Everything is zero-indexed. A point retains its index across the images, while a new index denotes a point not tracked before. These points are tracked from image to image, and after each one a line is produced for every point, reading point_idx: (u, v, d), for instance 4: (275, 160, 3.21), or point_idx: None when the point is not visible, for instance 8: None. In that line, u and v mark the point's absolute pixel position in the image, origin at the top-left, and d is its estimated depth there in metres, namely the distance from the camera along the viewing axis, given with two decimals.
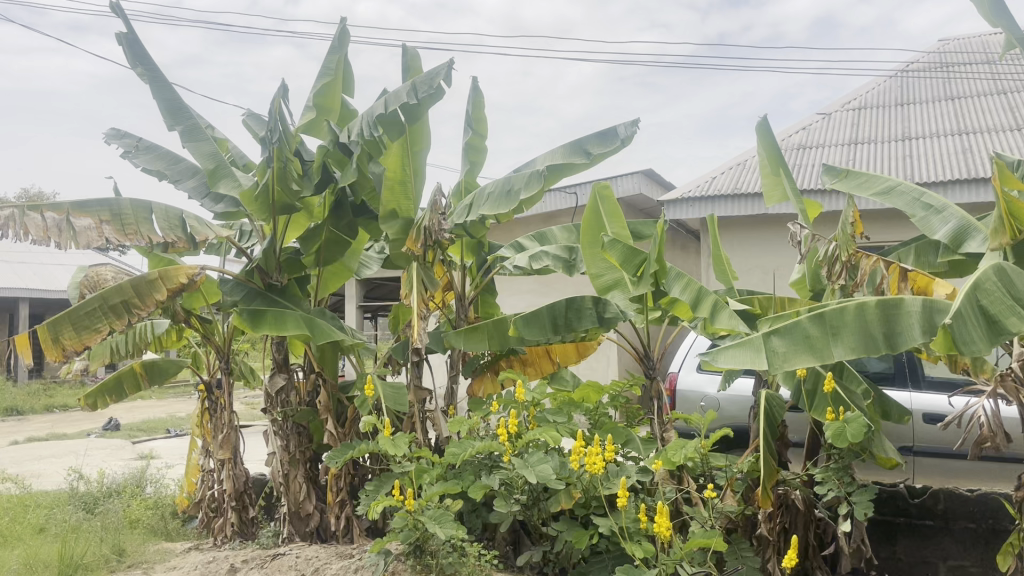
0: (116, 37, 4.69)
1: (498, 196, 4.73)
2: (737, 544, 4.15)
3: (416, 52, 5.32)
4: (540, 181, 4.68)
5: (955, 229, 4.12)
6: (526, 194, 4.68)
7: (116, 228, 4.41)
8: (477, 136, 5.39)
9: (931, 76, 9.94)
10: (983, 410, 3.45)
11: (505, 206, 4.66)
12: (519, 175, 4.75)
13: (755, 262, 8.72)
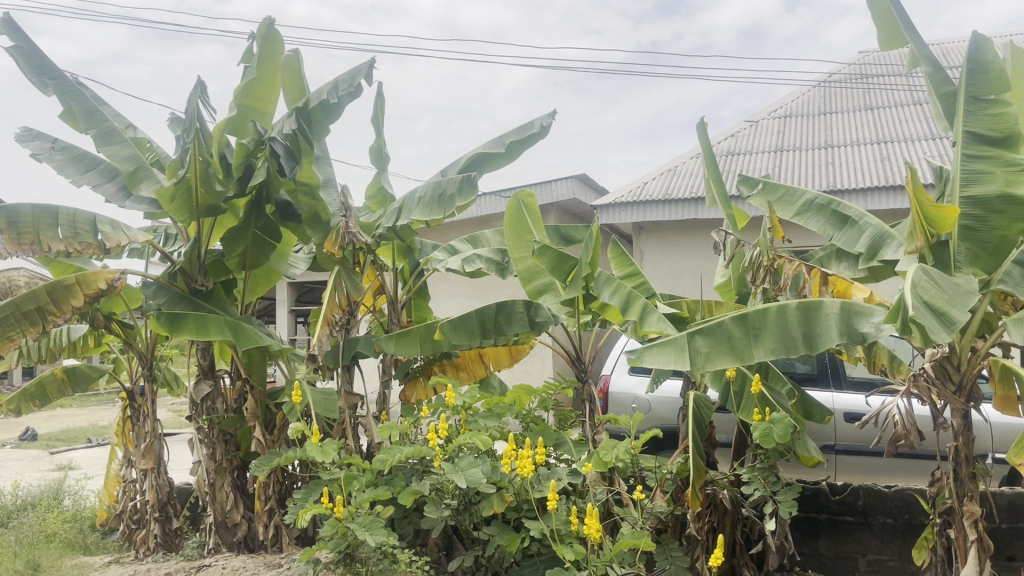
0: (8, 52, 4.62)
1: (429, 200, 4.71)
2: (666, 544, 4.22)
3: (299, 54, 5.25)
4: (474, 187, 4.71)
5: (873, 238, 4.25)
6: (461, 200, 4.71)
7: (10, 237, 4.26)
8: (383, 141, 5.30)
9: (852, 87, 10.31)
10: (898, 409, 3.57)
11: (437, 211, 4.67)
12: (451, 181, 4.75)
13: (685, 266, 8.90)
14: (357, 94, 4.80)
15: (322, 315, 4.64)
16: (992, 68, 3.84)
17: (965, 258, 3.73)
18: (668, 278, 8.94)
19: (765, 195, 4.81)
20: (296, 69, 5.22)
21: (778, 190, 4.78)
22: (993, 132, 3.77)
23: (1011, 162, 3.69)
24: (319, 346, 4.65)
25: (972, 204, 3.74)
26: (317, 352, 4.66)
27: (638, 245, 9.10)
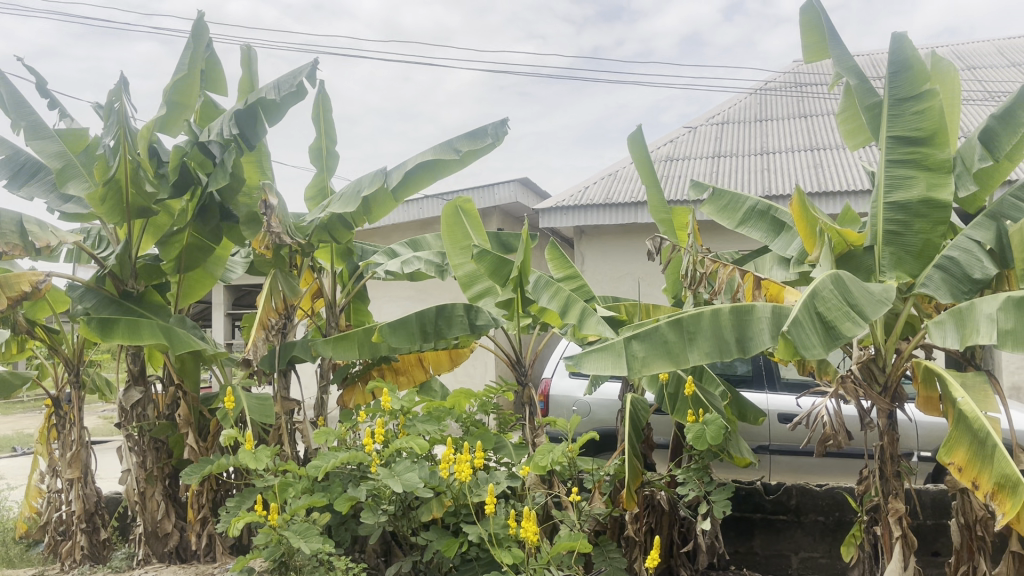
0: None
1: (347, 195, 4.82)
2: (604, 545, 4.26)
3: (254, 53, 5.19)
4: (383, 177, 4.76)
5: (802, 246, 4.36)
6: (370, 190, 4.75)
7: None
8: (321, 140, 5.24)
9: (786, 95, 10.55)
10: (827, 410, 3.65)
11: (349, 204, 4.73)
12: (367, 175, 4.83)
13: (625, 270, 9.00)
14: (300, 95, 4.72)
15: (256, 319, 4.55)
16: (915, 66, 3.90)
17: (889, 263, 3.84)
18: (609, 282, 9.03)
19: (710, 201, 4.86)
20: (250, 66, 5.15)
21: (723, 196, 4.84)
22: (919, 132, 3.85)
23: (940, 165, 3.79)
24: (252, 350, 4.49)
25: (895, 210, 3.86)
26: (252, 357, 4.49)
27: (580, 249, 9.15)
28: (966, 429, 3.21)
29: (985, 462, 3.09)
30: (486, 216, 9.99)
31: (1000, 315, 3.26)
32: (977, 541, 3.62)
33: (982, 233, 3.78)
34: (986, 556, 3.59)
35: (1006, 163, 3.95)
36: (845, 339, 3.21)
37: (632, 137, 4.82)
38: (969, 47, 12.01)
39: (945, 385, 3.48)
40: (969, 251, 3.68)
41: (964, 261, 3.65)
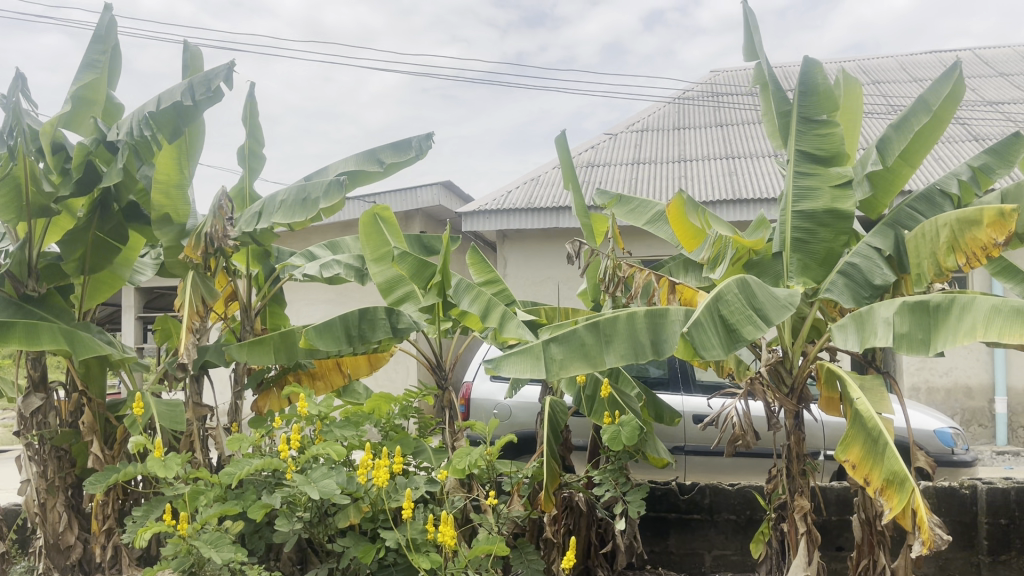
0: None
1: (291, 203, 4.63)
2: (521, 547, 4.26)
3: (198, 50, 5.04)
4: (341, 191, 4.60)
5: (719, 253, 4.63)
6: (326, 203, 4.61)
7: None
8: (254, 141, 5.12)
9: (703, 104, 10.84)
10: (737, 411, 3.76)
11: (301, 214, 4.58)
12: (318, 184, 4.65)
13: (547, 274, 9.10)
14: (215, 97, 4.55)
15: (183, 325, 4.42)
16: (820, 92, 4.14)
17: (796, 269, 3.98)
18: (530, 285, 9.12)
19: (618, 203, 4.97)
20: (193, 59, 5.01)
21: (632, 201, 4.99)
22: (822, 151, 4.07)
23: (835, 179, 4.01)
24: (187, 353, 4.38)
25: (802, 218, 4.02)
26: (185, 361, 4.39)
27: (502, 252, 9.18)
28: (860, 428, 3.36)
29: (877, 459, 3.24)
30: (409, 219, 9.93)
31: (895, 319, 3.43)
32: (876, 535, 3.79)
33: (882, 241, 3.94)
34: (885, 550, 3.75)
35: (902, 169, 4.11)
36: (745, 342, 3.33)
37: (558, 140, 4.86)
38: (874, 63, 12.55)
39: (844, 386, 3.62)
40: (869, 258, 3.85)
41: (865, 268, 3.82)
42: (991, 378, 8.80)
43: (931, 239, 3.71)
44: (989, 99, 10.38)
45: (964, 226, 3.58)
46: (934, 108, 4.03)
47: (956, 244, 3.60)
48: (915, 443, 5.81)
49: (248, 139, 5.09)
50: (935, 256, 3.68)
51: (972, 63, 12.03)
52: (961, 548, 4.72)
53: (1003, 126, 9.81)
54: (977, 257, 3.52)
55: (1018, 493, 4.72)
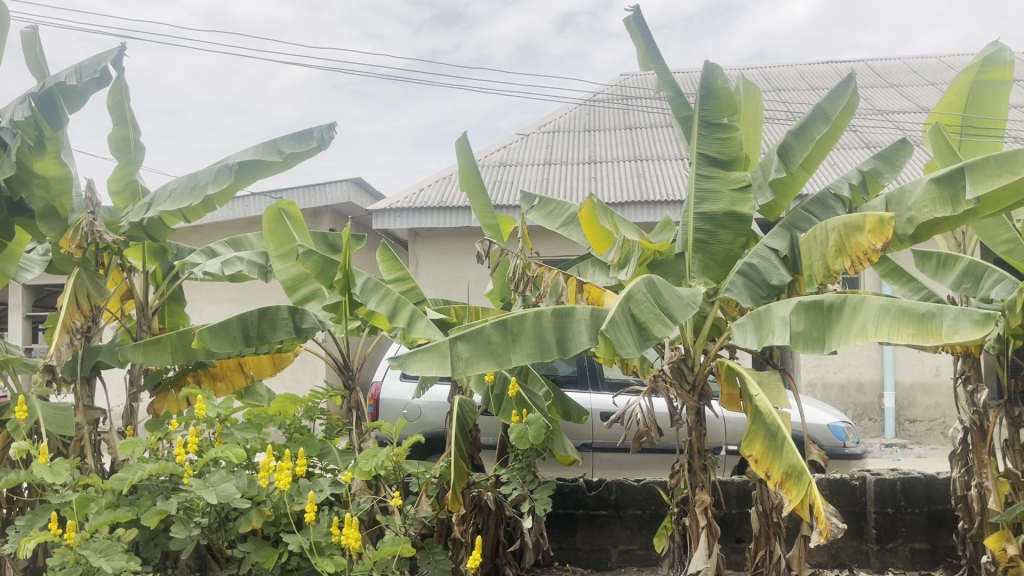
0: None
1: (182, 190, 4.57)
2: (429, 548, 4.23)
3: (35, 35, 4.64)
4: (229, 175, 4.56)
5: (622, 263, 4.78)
6: (215, 188, 4.54)
7: None
8: (125, 128, 4.81)
9: (613, 107, 11.03)
10: (640, 409, 3.84)
11: (189, 199, 4.52)
12: (207, 171, 4.61)
13: (458, 273, 9.09)
14: (103, 81, 4.49)
15: (59, 321, 4.22)
16: (720, 96, 4.24)
17: (697, 269, 4.10)
18: (441, 284, 9.10)
19: (536, 209, 5.03)
20: (34, 48, 4.64)
21: (548, 204, 5.03)
22: (722, 156, 4.20)
23: (734, 183, 4.14)
24: (57, 355, 4.18)
25: (703, 219, 4.13)
26: (55, 363, 4.19)
27: (415, 251, 9.13)
28: (760, 423, 3.46)
29: (776, 453, 3.34)
30: (317, 216, 9.74)
31: (792, 318, 3.55)
32: (773, 527, 3.92)
33: (779, 242, 4.08)
34: (780, 540, 3.89)
35: (800, 175, 4.26)
36: (656, 340, 3.38)
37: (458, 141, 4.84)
38: (775, 71, 13.02)
39: (743, 382, 3.73)
40: (767, 259, 3.98)
41: (762, 268, 3.95)
42: (880, 374, 9.26)
43: (822, 241, 3.82)
44: (880, 108, 10.90)
45: (849, 231, 3.69)
46: (833, 117, 4.21)
47: (843, 248, 3.71)
48: (809, 436, 6.05)
49: (118, 126, 4.78)
50: (825, 259, 3.80)
51: (864, 74, 12.61)
52: (852, 536, 4.95)
53: (893, 134, 10.32)
54: (860, 261, 3.62)
55: (905, 483, 4.93)
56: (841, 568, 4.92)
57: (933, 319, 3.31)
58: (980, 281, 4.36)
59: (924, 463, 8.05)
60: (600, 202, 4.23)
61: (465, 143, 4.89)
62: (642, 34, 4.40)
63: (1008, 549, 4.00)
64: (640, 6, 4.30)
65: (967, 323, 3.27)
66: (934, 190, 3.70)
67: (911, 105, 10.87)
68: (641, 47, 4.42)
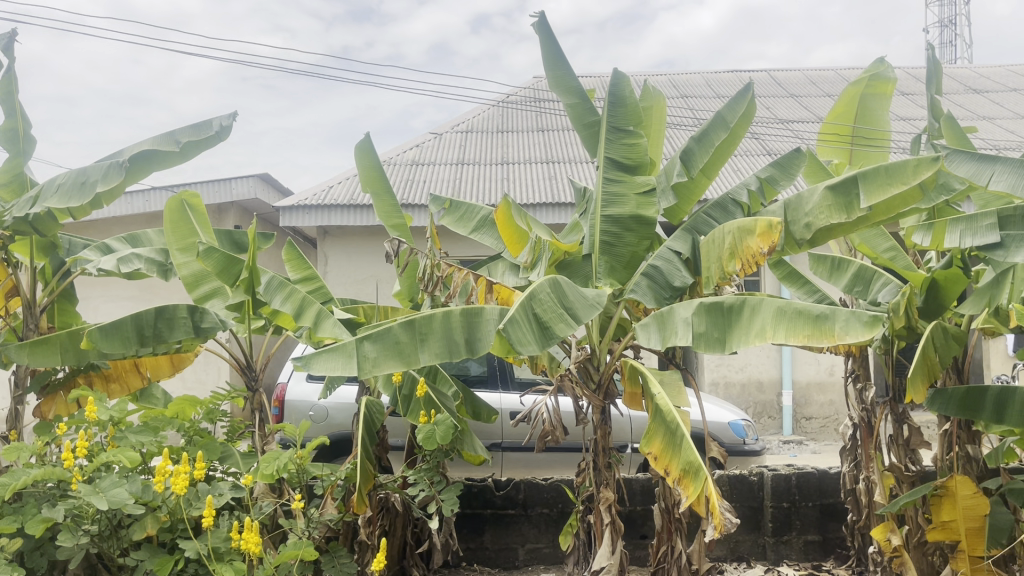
0: None
1: (68, 187, 4.30)
2: (333, 552, 4.13)
3: None
4: (120, 173, 4.33)
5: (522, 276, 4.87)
6: (104, 186, 4.32)
7: None
8: (16, 120, 4.63)
9: (525, 108, 11.12)
10: (546, 408, 3.89)
11: (77, 198, 4.26)
12: (96, 167, 4.36)
13: (368, 272, 8.99)
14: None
15: None
16: (627, 104, 4.34)
17: (604, 271, 4.16)
18: (351, 283, 8.97)
19: (447, 212, 5.03)
20: None
21: (460, 206, 5.04)
22: (628, 160, 4.28)
23: (639, 187, 4.23)
24: None
25: (610, 222, 4.20)
26: None
27: (323, 249, 8.98)
28: (661, 422, 3.53)
29: (676, 450, 3.42)
30: (222, 211, 9.45)
31: (694, 319, 3.63)
32: (674, 523, 4.01)
33: (681, 245, 4.20)
34: (682, 535, 3.98)
35: (701, 179, 4.39)
36: (557, 339, 3.43)
37: (359, 144, 4.86)
38: (682, 78, 13.35)
39: (646, 381, 3.80)
40: (670, 261, 4.08)
41: (665, 270, 4.04)
42: (779, 374, 9.61)
43: (718, 244, 3.94)
44: (780, 117, 11.32)
45: (741, 235, 3.81)
46: (732, 124, 4.35)
47: (736, 251, 3.83)
48: (710, 434, 6.22)
49: (8, 117, 4.59)
50: (720, 262, 3.91)
51: (766, 83, 13.07)
52: (749, 530, 5.12)
53: (793, 142, 10.74)
54: (750, 264, 3.76)
55: (799, 479, 5.13)
56: (739, 561, 5.08)
57: (826, 320, 3.47)
58: (869, 284, 4.58)
59: (819, 459, 8.40)
60: (516, 203, 4.22)
61: (366, 144, 4.87)
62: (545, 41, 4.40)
63: (892, 539, 4.16)
64: (546, 11, 4.30)
65: (858, 324, 3.44)
66: (830, 198, 3.85)
67: (809, 115, 11.33)
68: (546, 54, 4.43)
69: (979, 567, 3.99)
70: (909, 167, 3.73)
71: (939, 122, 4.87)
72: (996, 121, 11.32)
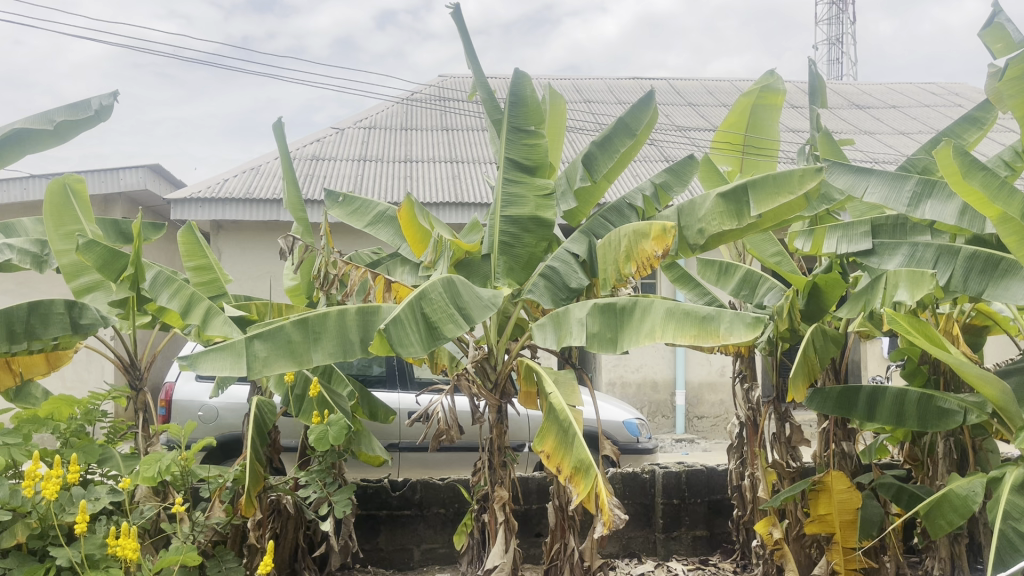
0: None
1: None
2: (219, 556, 4.00)
3: None
4: None
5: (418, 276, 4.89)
6: None
7: None
8: None
9: (429, 107, 11.08)
10: (442, 407, 3.87)
11: None
12: None
13: (264, 269, 8.76)
14: None
15: None
16: (530, 103, 4.33)
17: (502, 270, 4.18)
18: (246, 280, 8.72)
19: (339, 206, 4.91)
20: None
21: (353, 202, 4.95)
22: (529, 161, 4.30)
23: (539, 188, 4.27)
24: None
25: (509, 222, 4.22)
26: None
27: (216, 244, 8.68)
28: (554, 420, 3.58)
29: (567, 448, 3.47)
30: (108, 202, 9.03)
31: (588, 319, 3.70)
32: (568, 520, 4.07)
33: (578, 246, 4.25)
34: (575, 533, 4.04)
35: (601, 184, 4.45)
36: (445, 341, 3.44)
37: (275, 129, 4.71)
38: (585, 82, 13.57)
39: (540, 380, 3.83)
40: (567, 263, 4.12)
41: (563, 271, 4.09)
42: (673, 374, 9.88)
43: (614, 247, 4.02)
44: (678, 125, 11.67)
45: (637, 238, 3.89)
46: (637, 133, 4.45)
47: (631, 254, 3.91)
48: (604, 432, 6.33)
49: None
50: (616, 264, 3.99)
51: (665, 91, 13.44)
52: (640, 526, 5.23)
53: (689, 149, 11.07)
54: (643, 267, 3.85)
55: (689, 476, 5.28)
56: (631, 557, 5.17)
57: (712, 321, 3.60)
58: (755, 289, 4.76)
59: (708, 457, 8.69)
60: (419, 202, 4.12)
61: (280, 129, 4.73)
62: (461, 35, 4.40)
63: (773, 532, 4.33)
64: (461, 6, 4.31)
65: (741, 325, 3.57)
66: (721, 205, 3.98)
67: (705, 124, 11.71)
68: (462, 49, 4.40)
69: (852, 558, 4.18)
70: (795, 177, 3.89)
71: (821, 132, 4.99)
72: (876, 136, 11.98)
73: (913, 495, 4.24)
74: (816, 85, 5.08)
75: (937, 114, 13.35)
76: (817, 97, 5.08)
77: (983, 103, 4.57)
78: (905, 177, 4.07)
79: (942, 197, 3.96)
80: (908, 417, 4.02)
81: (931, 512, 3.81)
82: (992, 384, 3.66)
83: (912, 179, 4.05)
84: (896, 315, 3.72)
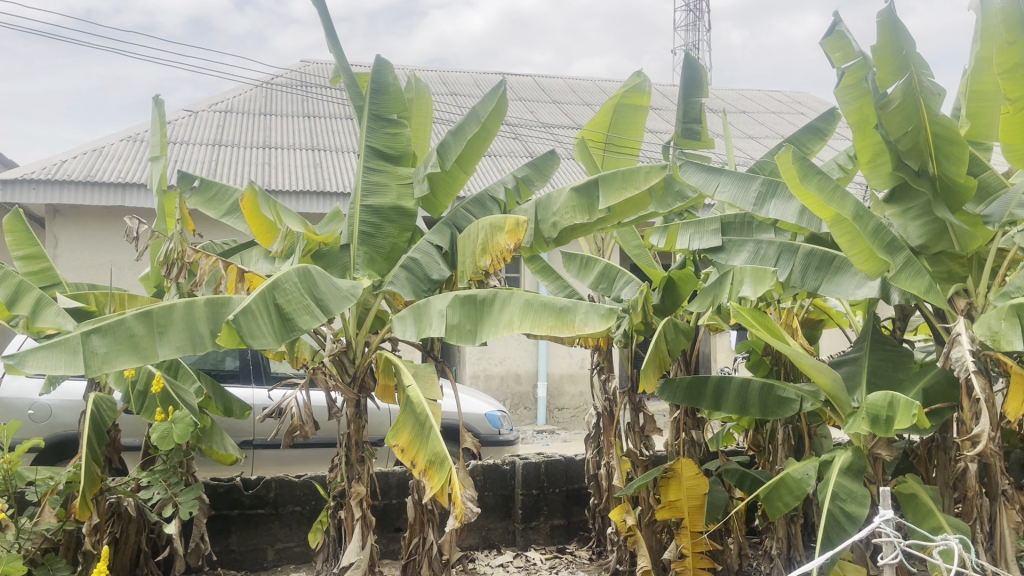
0: None
1: None
2: (49, 565, 3.73)
3: None
4: None
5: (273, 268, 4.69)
6: None
7: None
8: None
9: (291, 92, 10.77)
10: (296, 402, 3.74)
11: None
12: None
13: (107, 259, 8.24)
14: None
15: None
16: (392, 91, 4.28)
17: (362, 262, 4.09)
18: (87, 269, 8.17)
19: (195, 193, 4.71)
20: None
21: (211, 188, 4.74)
22: (392, 149, 4.24)
23: (402, 178, 4.22)
24: None
25: (370, 212, 4.14)
26: None
27: (52, 230, 8.07)
28: (411, 413, 3.53)
29: (423, 441, 3.44)
30: None
31: (447, 311, 3.69)
32: (427, 513, 4.01)
33: (439, 238, 4.21)
34: (434, 526, 4.00)
35: (457, 172, 4.37)
36: (299, 333, 3.33)
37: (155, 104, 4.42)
38: (452, 75, 13.55)
39: (398, 373, 3.76)
40: (428, 254, 4.09)
41: (423, 263, 4.05)
42: (535, 366, 10.04)
43: (473, 239, 4.00)
44: (543, 121, 11.84)
45: (492, 231, 3.88)
46: (485, 119, 4.37)
47: (487, 246, 3.90)
48: (465, 425, 6.34)
49: None
50: (473, 257, 3.98)
51: (530, 87, 13.61)
52: (499, 518, 5.29)
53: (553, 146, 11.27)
54: (498, 259, 3.85)
55: (548, 467, 5.36)
56: (490, 548, 5.22)
57: (568, 312, 3.63)
58: (613, 282, 4.88)
59: (567, 447, 8.90)
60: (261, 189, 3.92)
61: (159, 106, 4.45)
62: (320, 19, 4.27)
63: (627, 519, 4.48)
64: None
65: (596, 316, 3.60)
66: (574, 199, 4.04)
67: (569, 121, 11.96)
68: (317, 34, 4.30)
69: (698, 541, 4.37)
70: (641, 174, 4.04)
71: (696, 125, 5.19)
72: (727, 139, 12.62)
73: (755, 479, 4.48)
74: (697, 77, 5.16)
75: (781, 121, 14.21)
76: (699, 87, 5.18)
77: (825, 115, 4.88)
78: (751, 177, 4.29)
79: (784, 197, 4.21)
80: (751, 406, 4.22)
81: (769, 496, 4.02)
82: (825, 373, 3.87)
83: (757, 179, 4.28)
84: (742, 308, 3.88)
